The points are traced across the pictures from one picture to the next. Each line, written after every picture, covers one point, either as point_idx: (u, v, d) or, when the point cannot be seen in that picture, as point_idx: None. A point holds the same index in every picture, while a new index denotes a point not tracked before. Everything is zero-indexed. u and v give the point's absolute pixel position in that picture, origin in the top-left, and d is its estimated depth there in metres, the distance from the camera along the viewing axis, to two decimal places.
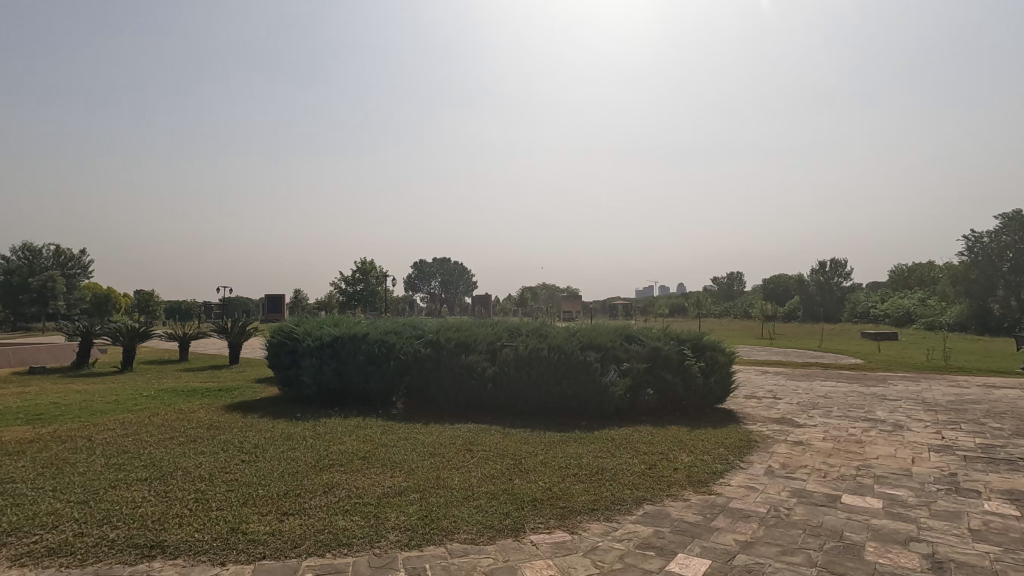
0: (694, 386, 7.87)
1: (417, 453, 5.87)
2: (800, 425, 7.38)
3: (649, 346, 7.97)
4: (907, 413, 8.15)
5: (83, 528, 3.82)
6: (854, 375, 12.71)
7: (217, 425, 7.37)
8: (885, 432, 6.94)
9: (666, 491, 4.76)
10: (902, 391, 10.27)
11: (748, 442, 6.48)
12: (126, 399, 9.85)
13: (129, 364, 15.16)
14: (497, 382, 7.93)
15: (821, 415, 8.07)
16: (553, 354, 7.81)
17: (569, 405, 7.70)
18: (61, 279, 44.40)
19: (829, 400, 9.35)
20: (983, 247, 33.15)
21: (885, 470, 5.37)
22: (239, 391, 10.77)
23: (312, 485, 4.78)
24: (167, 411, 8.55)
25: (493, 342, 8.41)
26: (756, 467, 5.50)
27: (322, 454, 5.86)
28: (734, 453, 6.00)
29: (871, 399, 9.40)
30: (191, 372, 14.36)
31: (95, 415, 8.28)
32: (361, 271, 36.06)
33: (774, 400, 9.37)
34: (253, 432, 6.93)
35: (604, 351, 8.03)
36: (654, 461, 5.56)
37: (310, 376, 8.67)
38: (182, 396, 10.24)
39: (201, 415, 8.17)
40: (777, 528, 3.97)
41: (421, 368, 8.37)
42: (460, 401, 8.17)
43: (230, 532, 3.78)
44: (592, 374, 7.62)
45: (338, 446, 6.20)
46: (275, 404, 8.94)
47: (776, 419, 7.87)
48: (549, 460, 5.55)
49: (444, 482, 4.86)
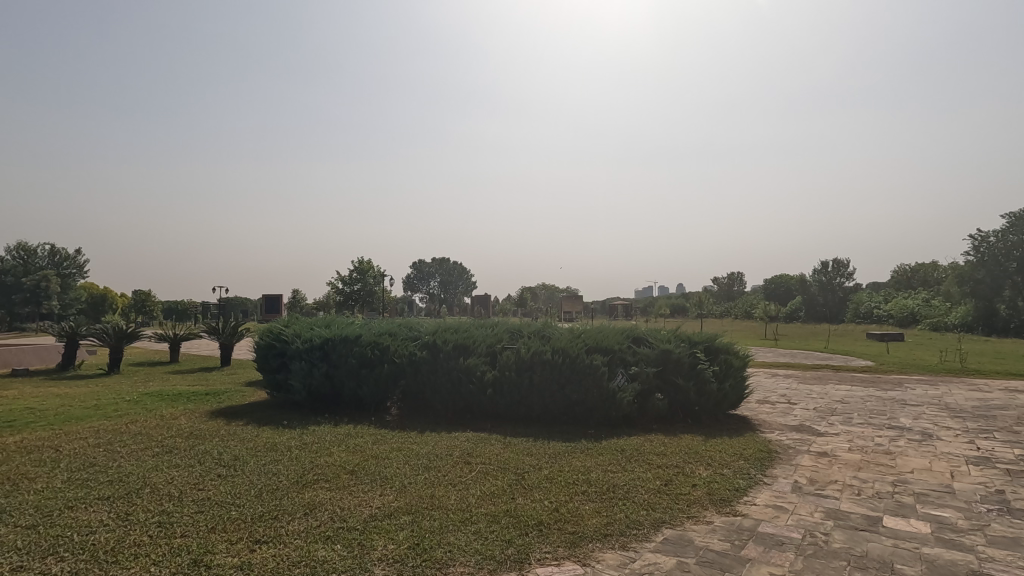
0: (707, 391, 7.39)
1: (410, 466, 5.38)
2: (822, 434, 6.89)
3: (659, 349, 7.48)
4: (933, 420, 7.65)
5: (23, 560, 3.33)
6: (867, 378, 12.25)
7: (197, 434, 6.87)
8: (914, 441, 6.45)
9: (685, 512, 4.28)
10: (921, 395, 9.80)
11: (769, 453, 5.99)
12: (107, 404, 9.35)
13: (116, 365, 14.65)
14: (498, 388, 7.44)
15: (842, 422, 7.59)
16: (557, 358, 7.31)
17: (574, 411, 7.23)
18: (55, 279, 43.90)
19: (848, 405, 8.87)
20: (989, 247, 32.80)
21: (925, 487, 4.89)
22: (227, 395, 10.27)
23: (292, 505, 4.30)
24: (147, 418, 8.05)
25: (494, 344, 7.92)
26: (782, 483, 5.01)
27: (307, 467, 5.37)
28: (755, 466, 5.51)
29: (891, 404, 8.93)
30: (180, 375, 13.86)
31: (70, 422, 7.79)
32: (358, 271, 35.59)
33: (789, 405, 8.88)
34: (235, 441, 6.43)
35: (611, 354, 7.53)
36: (669, 476, 5.07)
37: (299, 380, 8.18)
38: (166, 400, 9.74)
39: (182, 422, 7.67)
40: (817, 560, 3.48)
41: (417, 372, 7.89)
42: (458, 407, 7.69)
43: (190, 565, 3.29)
44: (599, 379, 7.14)
45: (325, 458, 5.72)
46: (262, 409, 8.44)
47: (794, 426, 7.38)
48: (553, 474, 5.07)
49: (439, 502, 4.38)
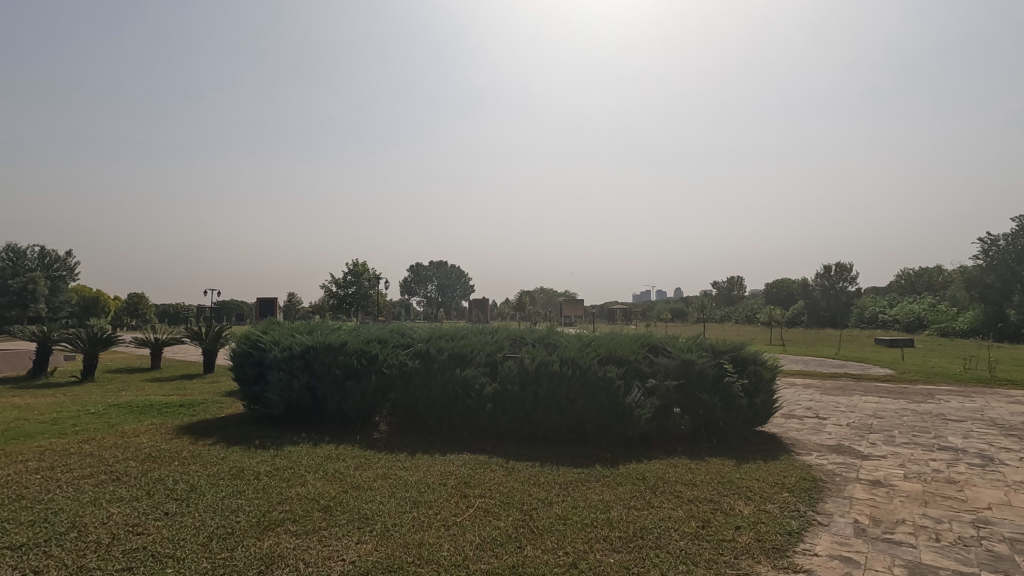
0: (736, 407, 6.55)
1: (394, 501, 4.52)
2: (867, 457, 6.07)
3: (680, 359, 6.66)
4: (986, 439, 6.84)
5: None
6: (894, 389, 11.39)
7: (155, 456, 6.01)
8: (977, 467, 5.64)
9: (735, 567, 3.44)
10: (960, 408, 8.96)
11: (814, 482, 5.16)
12: (65, 418, 8.46)
13: (90, 373, 13.75)
14: (498, 403, 6.60)
15: (885, 442, 6.76)
16: (566, 369, 6.48)
17: (585, 430, 6.40)
18: (44, 282, 43.03)
19: (884, 420, 8.04)
20: (1000, 251, 32.04)
21: (1014, 529, 4.07)
22: (202, 407, 9.38)
23: (244, 559, 3.45)
24: (105, 435, 7.18)
25: (494, 354, 7.10)
26: (841, 525, 4.19)
27: (274, 501, 4.52)
28: (803, 500, 4.67)
29: (932, 419, 8.09)
30: (158, 383, 12.98)
31: (17, 440, 6.90)
32: (354, 273, 34.91)
33: (819, 421, 8.06)
34: (196, 467, 5.57)
35: (626, 365, 6.71)
36: (706, 515, 4.21)
37: (276, 393, 7.33)
38: (133, 413, 8.87)
39: (143, 440, 6.81)
40: None
41: (408, 385, 7.07)
42: (454, 424, 6.84)
43: None
44: (613, 395, 6.30)
45: (297, 489, 4.85)
46: (235, 425, 7.57)
47: (833, 447, 6.55)
48: (567, 513, 4.22)
49: (428, 553, 3.54)
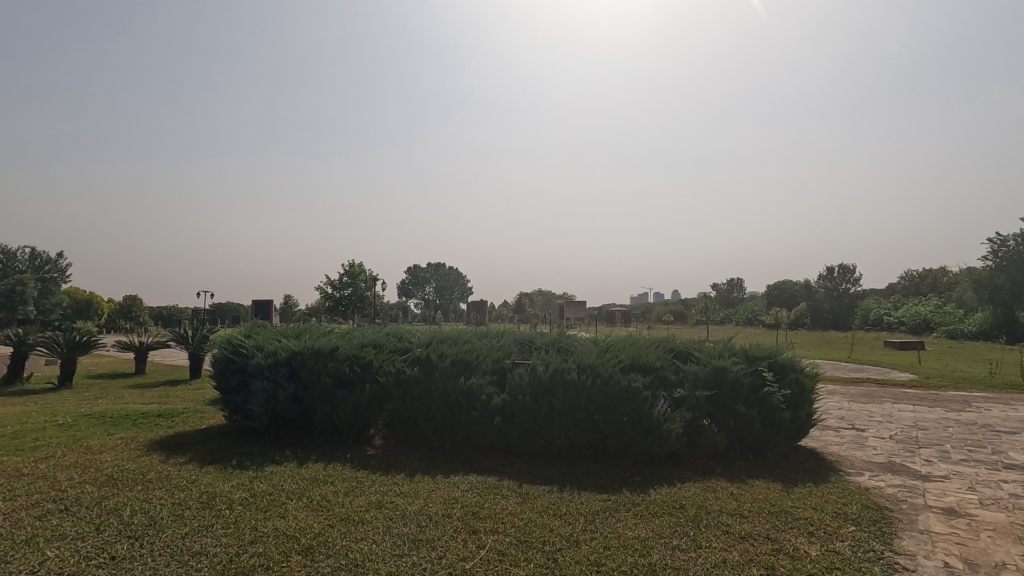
0: (775, 421, 5.84)
1: (389, 539, 3.77)
2: (928, 478, 5.34)
3: (712, 367, 5.94)
4: None
5: None
6: (926, 395, 10.68)
7: (116, 479, 5.24)
8: None
9: None
10: (1006, 417, 8.27)
11: (879, 511, 4.44)
12: (26, 431, 7.65)
13: (67, 379, 12.90)
14: (507, 416, 5.86)
15: (941, 458, 6.05)
16: (585, 379, 5.73)
17: (606, 446, 5.68)
18: (34, 284, 42.08)
19: (930, 432, 7.32)
20: (1009, 251, 31.51)
21: None
22: (182, 418, 8.59)
23: None
24: (67, 452, 6.40)
25: (502, 360, 6.37)
26: (932, 571, 3.46)
27: (245, 541, 3.76)
28: (876, 536, 3.94)
29: (981, 431, 7.38)
30: (139, 390, 12.16)
31: None
32: (350, 274, 34.06)
33: (858, 433, 7.33)
34: (160, 493, 4.80)
35: (651, 373, 5.98)
36: (768, 559, 3.48)
37: (259, 404, 6.56)
38: (104, 425, 8.06)
39: (107, 458, 6.05)
40: None
41: (406, 395, 6.31)
42: (457, 439, 6.12)
43: None
44: (639, 407, 5.57)
45: (275, 523, 4.09)
46: (213, 439, 6.79)
47: (885, 465, 5.81)
48: (599, 557, 3.48)
49: None
